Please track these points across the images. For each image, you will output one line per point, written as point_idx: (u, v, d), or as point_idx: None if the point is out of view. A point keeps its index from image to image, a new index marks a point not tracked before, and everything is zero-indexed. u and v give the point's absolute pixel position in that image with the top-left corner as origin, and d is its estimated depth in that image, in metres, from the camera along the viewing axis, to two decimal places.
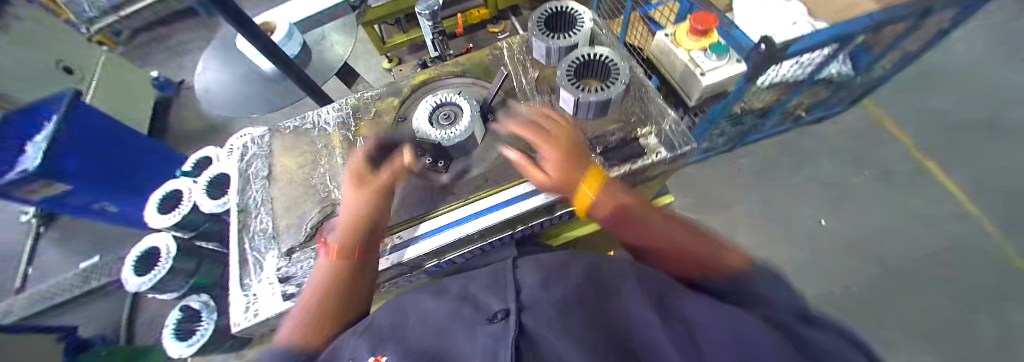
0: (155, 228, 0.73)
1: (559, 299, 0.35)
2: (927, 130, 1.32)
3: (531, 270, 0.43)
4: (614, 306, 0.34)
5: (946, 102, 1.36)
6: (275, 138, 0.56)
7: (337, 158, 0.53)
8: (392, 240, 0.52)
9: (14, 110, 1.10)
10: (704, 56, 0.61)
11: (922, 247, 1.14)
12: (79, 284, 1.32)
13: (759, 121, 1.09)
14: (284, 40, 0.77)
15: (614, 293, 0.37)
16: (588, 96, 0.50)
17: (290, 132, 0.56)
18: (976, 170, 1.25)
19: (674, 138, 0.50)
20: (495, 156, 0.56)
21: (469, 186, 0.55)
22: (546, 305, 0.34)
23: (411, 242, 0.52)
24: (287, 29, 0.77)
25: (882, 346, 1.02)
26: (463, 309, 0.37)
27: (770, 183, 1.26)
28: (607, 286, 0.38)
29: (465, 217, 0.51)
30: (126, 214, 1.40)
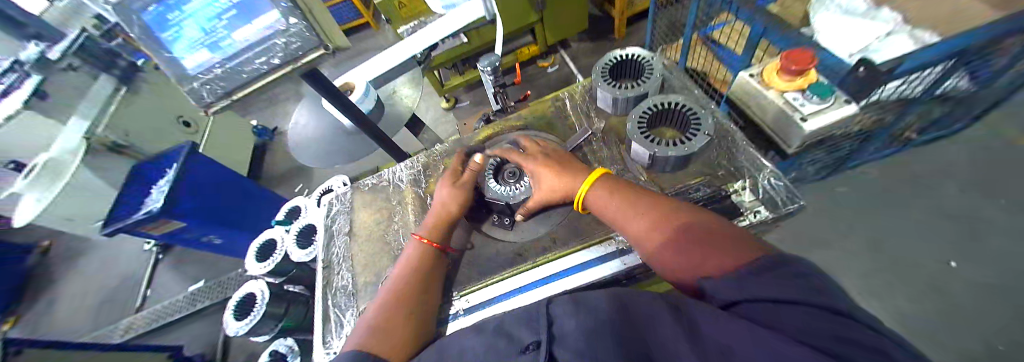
0: (254, 275, 0.81)
1: (589, 327, 0.30)
2: None
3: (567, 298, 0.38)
4: (649, 332, 0.29)
5: None
6: (356, 195, 0.61)
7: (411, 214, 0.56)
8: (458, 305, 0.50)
9: (150, 161, 1.42)
10: (803, 98, 0.57)
11: None
12: (189, 305, 1.56)
13: (858, 147, 0.93)
14: (361, 99, 0.82)
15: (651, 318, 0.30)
16: (664, 152, 0.46)
17: (368, 189, 0.61)
18: None
19: (776, 195, 0.45)
20: (562, 215, 0.56)
21: (534, 246, 0.54)
22: (578, 336, 0.30)
23: (479, 307, 0.49)
24: (365, 88, 0.82)
25: None
26: (497, 340, 0.33)
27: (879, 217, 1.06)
28: (644, 308, 0.32)
29: (537, 281, 0.49)
30: (227, 245, 1.61)
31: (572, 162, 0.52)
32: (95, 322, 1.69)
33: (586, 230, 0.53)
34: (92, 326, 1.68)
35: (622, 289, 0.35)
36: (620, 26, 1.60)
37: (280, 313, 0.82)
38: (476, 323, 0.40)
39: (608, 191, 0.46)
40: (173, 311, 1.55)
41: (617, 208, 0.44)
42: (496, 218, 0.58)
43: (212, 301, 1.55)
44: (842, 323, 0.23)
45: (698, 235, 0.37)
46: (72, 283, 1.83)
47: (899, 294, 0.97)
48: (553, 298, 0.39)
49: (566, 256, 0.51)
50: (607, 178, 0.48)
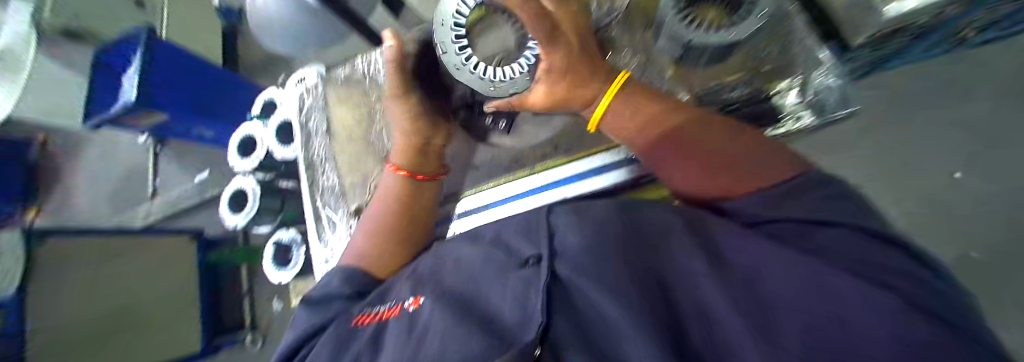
0: (241, 171, 0.82)
1: (589, 243, 0.29)
2: None
3: (566, 211, 0.36)
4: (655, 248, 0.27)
5: None
6: (329, 89, 0.55)
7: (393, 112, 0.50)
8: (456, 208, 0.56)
9: (107, 46, 1.23)
10: None
11: None
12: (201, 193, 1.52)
13: None
14: None
15: (658, 233, 0.28)
16: (704, 39, 0.37)
17: (343, 82, 0.54)
18: None
19: (828, 98, 0.39)
20: (559, 123, 0.51)
21: (537, 152, 0.53)
22: (578, 252, 0.28)
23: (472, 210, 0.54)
24: None
25: None
26: (494, 255, 0.33)
27: (963, 96, 0.67)
28: (648, 222, 0.30)
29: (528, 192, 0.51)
30: (222, 137, 1.53)
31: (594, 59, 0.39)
32: (118, 208, 1.79)
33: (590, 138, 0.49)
34: (116, 212, 1.79)
35: (624, 205, 0.33)
36: None
37: (275, 209, 0.84)
38: (474, 231, 0.41)
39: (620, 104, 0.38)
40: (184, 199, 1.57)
41: (639, 127, 0.38)
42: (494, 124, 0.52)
43: None
44: (880, 248, 0.21)
45: (742, 149, 0.31)
46: (84, 170, 1.87)
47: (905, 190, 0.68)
48: (552, 209, 0.39)
49: (560, 167, 0.49)
50: (629, 86, 0.39)
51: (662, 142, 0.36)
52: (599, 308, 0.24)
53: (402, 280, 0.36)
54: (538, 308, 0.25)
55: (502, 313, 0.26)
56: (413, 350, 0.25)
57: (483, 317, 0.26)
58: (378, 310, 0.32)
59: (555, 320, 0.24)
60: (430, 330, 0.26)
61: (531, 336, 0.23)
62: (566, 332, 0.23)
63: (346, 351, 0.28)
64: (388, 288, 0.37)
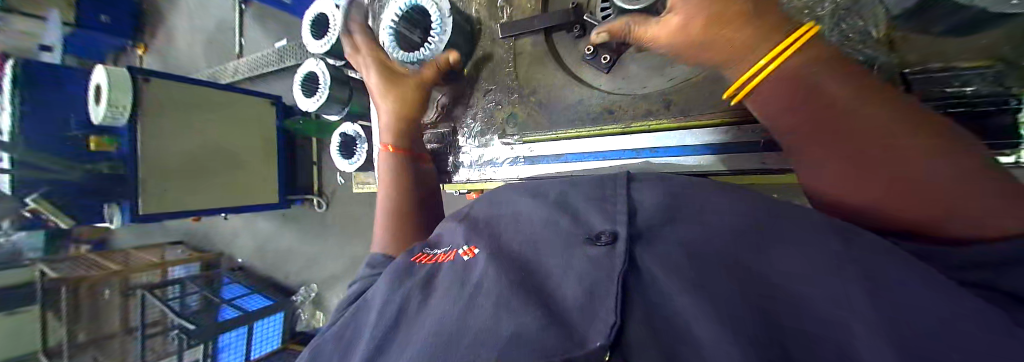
0: (314, 53, 0.80)
1: (689, 241, 0.23)
2: None
3: (652, 186, 0.30)
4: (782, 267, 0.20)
5: None
6: None
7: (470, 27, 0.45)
8: (525, 150, 0.54)
9: None
10: None
11: None
12: (278, 61, 1.60)
13: None
14: None
15: (790, 247, 0.21)
16: (1002, 9, 0.29)
17: None
18: None
19: None
20: (674, 80, 0.44)
21: (637, 103, 0.46)
22: (672, 248, 0.23)
23: (541, 160, 0.52)
24: None
25: None
26: (558, 219, 0.29)
27: None
28: (779, 230, 0.23)
29: (612, 152, 0.47)
30: (298, 8, 1.52)
31: (762, 21, 0.31)
32: (210, 61, 1.94)
33: (707, 103, 0.41)
34: (209, 65, 1.94)
35: (736, 197, 0.26)
36: None
37: (343, 99, 0.83)
38: (535, 183, 0.37)
39: (795, 86, 0.29)
40: (266, 63, 1.65)
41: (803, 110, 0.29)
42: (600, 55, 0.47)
43: (297, 63, 1.56)
44: None
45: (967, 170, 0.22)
46: (183, 19, 2.02)
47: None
48: (635, 177, 0.33)
49: (661, 133, 0.44)
50: (807, 54, 0.29)
51: (830, 135, 0.28)
52: (688, 319, 0.19)
53: (452, 225, 0.36)
54: (611, 302, 0.21)
55: (565, 295, 0.23)
56: (463, 309, 0.23)
57: (539, 293, 0.23)
58: (435, 253, 0.33)
59: (632, 327, 0.19)
60: (483, 290, 0.24)
61: (603, 338, 0.19)
62: (642, 337, 0.19)
63: (401, 285, 0.29)
64: (439, 236, 0.36)
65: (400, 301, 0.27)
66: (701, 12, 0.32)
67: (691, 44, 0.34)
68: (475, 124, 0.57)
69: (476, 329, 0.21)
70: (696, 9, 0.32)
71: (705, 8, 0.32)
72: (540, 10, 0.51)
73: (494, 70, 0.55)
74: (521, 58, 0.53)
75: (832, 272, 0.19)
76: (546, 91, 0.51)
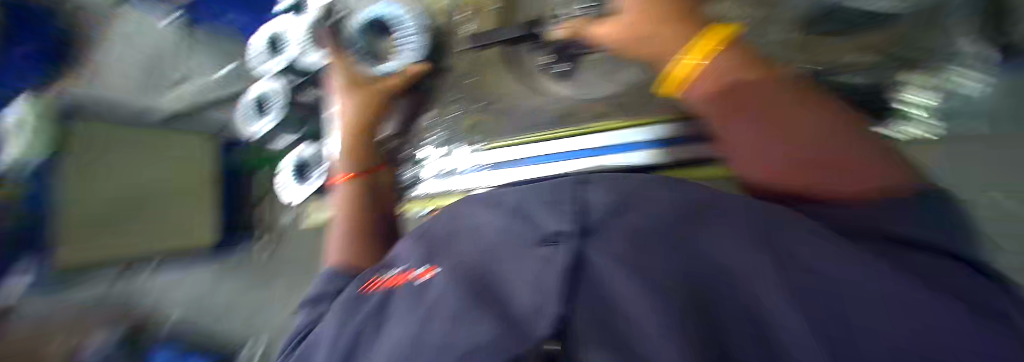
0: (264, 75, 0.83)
1: (637, 231, 0.22)
2: None
3: (604, 183, 0.29)
4: (723, 248, 0.20)
5: None
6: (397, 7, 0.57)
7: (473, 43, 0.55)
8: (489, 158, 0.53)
9: None
10: None
11: None
12: None
13: None
14: None
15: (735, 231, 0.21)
16: None
17: None
18: None
19: None
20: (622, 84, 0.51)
21: (590, 107, 0.53)
22: (623, 241, 0.21)
23: (504, 165, 0.51)
24: None
25: None
26: (510, 224, 0.27)
27: None
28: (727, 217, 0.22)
29: (574, 153, 0.48)
30: None
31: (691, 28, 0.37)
32: None
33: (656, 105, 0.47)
34: None
35: (682, 191, 0.26)
36: None
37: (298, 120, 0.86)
38: (495, 191, 0.35)
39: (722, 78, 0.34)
40: None
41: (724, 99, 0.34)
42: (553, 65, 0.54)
43: None
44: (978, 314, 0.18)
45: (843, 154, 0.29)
46: None
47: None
48: (588, 178, 0.31)
49: (620, 132, 0.46)
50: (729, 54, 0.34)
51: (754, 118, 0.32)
52: (631, 309, 0.18)
53: (409, 243, 0.34)
54: (555, 302, 0.19)
55: (511, 300, 0.21)
56: (419, 327, 0.22)
57: (492, 300, 0.21)
58: (389, 276, 0.31)
59: (580, 317, 0.18)
60: (438, 307, 0.22)
61: (548, 329, 0.18)
62: (584, 333, 0.17)
63: (352, 319, 0.28)
64: (393, 258, 0.35)
65: (355, 333, 0.26)
66: (643, 17, 0.38)
67: (634, 40, 0.40)
68: (440, 133, 0.61)
69: (429, 347, 0.20)
70: (640, 13, 0.39)
71: (647, 14, 0.38)
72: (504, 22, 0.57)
73: (456, 81, 0.62)
74: (487, 69, 0.60)
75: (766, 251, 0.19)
76: (509, 100, 0.59)
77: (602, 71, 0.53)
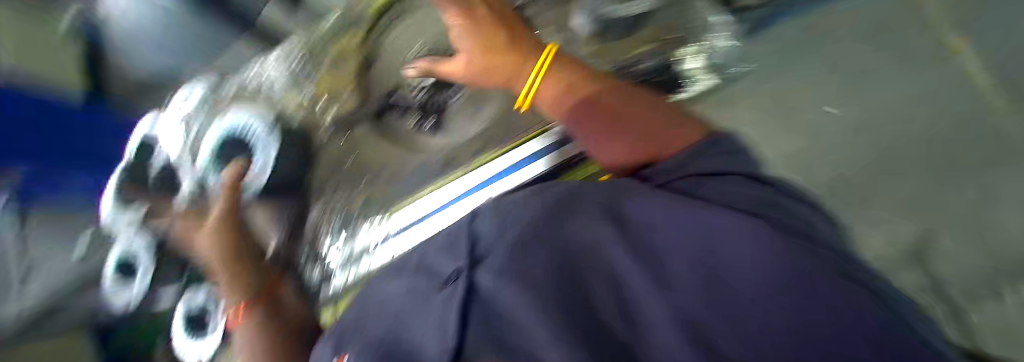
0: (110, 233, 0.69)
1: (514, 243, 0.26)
2: None
3: (492, 216, 0.33)
4: (579, 235, 0.25)
5: None
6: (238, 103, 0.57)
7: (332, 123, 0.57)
8: (397, 223, 0.54)
9: None
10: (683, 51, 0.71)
11: None
12: None
13: None
14: None
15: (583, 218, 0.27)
16: None
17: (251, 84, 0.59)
18: None
19: None
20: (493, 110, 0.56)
21: (466, 147, 0.56)
22: (502, 256, 0.25)
23: (413, 224, 0.53)
24: None
25: None
26: (419, 285, 0.29)
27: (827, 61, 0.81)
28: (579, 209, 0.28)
29: (470, 190, 0.52)
30: None
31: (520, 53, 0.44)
32: None
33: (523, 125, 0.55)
34: None
35: (548, 198, 0.32)
36: None
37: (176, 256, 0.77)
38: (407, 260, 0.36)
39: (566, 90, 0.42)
40: None
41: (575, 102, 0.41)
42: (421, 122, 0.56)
43: None
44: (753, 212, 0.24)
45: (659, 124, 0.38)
46: None
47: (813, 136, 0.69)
48: (477, 210, 0.36)
49: (501, 159, 0.53)
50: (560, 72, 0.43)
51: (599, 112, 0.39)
52: (513, 309, 0.20)
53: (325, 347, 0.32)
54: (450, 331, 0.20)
55: (420, 348, 0.22)
56: None
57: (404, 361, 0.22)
58: None
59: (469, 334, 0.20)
60: None
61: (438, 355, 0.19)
62: (475, 346, 0.19)
63: None
64: None
65: None
66: (481, 53, 0.45)
67: (482, 72, 0.46)
68: (335, 221, 0.58)
69: None
70: (476, 52, 0.45)
71: (481, 51, 0.45)
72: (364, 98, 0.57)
73: (329, 172, 0.59)
74: (363, 149, 0.58)
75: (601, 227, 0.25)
76: (392, 167, 0.58)
77: (470, 111, 0.57)
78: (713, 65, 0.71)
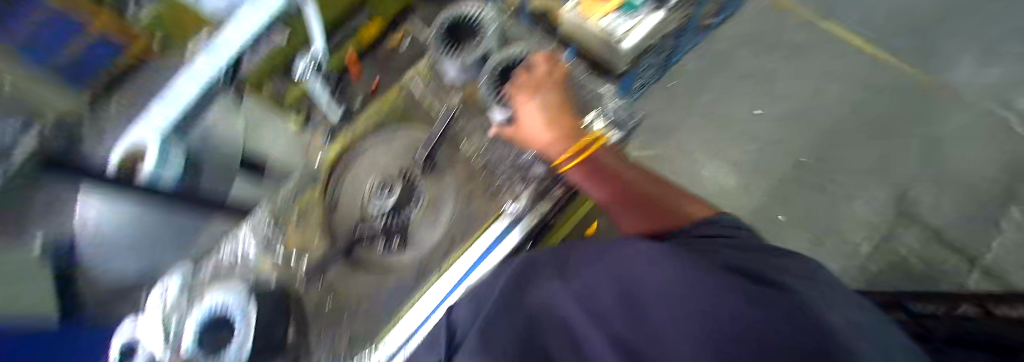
0: None
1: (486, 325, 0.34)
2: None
3: (465, 302, 0.42)
4: (532, 298, 0.33)
5: None
6: (280, 241, 0.60)
7: (323, 268, 0.60)
8: (388, 343, 0.57)
9: None
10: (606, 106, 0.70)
11: (841, 99, 1.42)
12: None
13: (676, 44, 1.18)
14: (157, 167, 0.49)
15: (534, 283, 0.35)
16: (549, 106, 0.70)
17: (222, 262, 0.58)
18: (865, 9, 1.45)
19: (618, 115, 0.69)
20: (452, 209, 0.63)
21: (437, 250, 0.62)
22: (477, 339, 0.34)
23: (407, 336, 0.57)
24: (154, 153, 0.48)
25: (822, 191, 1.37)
26: None
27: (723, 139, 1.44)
28: (530, 275, 0.36)
29: (452, 284, 0.59)
30: None
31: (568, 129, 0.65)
32: None
33: (479, 215, 0.63)
34: None
35: (505, 271, 0.40)
36: None
37: None
38: None
39: (603, 167, 0.59)
40: None
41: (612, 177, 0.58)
42: (389, 241, 0.61)
43: None
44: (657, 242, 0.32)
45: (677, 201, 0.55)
46: None
47: (758, 173, 1.42)
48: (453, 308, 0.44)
49: (470, 249, 0.60)
50: (602, 153, 0.62)
51: (631, 188, 0.57)
52: None
53: None
54: None
55: None
56: None
57: None
58: None
59: None
60: None
61: None
62: None
63: None
64: None
65: None
66: (542, 127, 0.64)
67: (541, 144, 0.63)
68: None
69: None
70: (541, 129, 0.64)
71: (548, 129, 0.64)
72: (331, 241, 0.61)
73: (313, 317, 0.59)
74: (337, 285, 0.60)
75: (548, 289, 0.32)
76: (372, 288, 0.61)
77: (431, 219, 0.63)
78: (615, 123, 0.69)
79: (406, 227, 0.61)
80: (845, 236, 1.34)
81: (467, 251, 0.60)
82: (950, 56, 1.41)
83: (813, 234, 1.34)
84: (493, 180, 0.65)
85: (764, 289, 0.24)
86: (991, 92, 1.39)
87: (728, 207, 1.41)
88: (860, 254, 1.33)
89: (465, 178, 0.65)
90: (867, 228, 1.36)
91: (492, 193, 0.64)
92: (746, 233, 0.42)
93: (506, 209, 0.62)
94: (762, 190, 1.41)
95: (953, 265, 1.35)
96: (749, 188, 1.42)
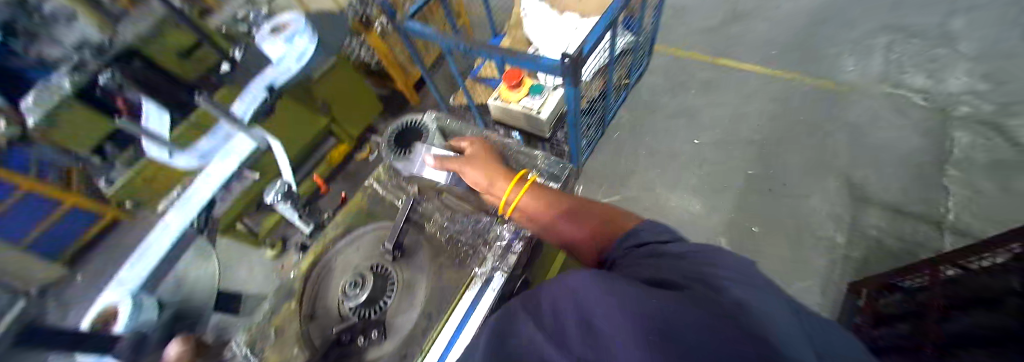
0: None
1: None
2: (713, 47, 1.88)
3: None
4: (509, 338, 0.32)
5: (702, 16, 1.98)
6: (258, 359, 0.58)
7: None
8: None
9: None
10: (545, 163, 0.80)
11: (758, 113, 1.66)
12: None
13: (604, 102, 1.41)
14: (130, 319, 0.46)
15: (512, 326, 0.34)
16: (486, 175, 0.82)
17: None
18: (741, 48, 1.85)
19: (555, 170, 0.78)
20: (425, 288, 0.64)
21: (416, 333, 0.60)
22: None
23: None
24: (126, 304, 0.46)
25: (777, 193, 1.50)
26: None
27: (674, 167, 1.61)
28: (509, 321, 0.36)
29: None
30: None
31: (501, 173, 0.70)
32: None
33: (454, 286, 0.65)
34: None
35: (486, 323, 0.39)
36: (409, 92, 1.77)
37: None
38: None
39: (539, 196, 0.64)
40: None
41: (550, 203, 0.62)
42: (363, 338, 0.58)
43: None
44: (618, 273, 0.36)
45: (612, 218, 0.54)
46: None
47: (718, 190, 1.54)
48: None
49: (451, 321, 0.60)
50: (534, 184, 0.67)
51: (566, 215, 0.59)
52: None
53: None
54: None
55: None
56: None
57: None
58: None
59: None
60: None
61: None
62: None
63: None
64: None
65: None
66: (483, 181, 0.69)
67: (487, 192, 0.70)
68: None
69: None
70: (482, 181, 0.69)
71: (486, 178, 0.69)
72: (305, 348, 0.59)
73: None
74: None
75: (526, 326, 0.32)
76: None
77: (405, 304, 0.63)
78: (552, 177, 0.77)
79: (382, 319, 0.60)
80: (815, 231, 1.41)
81: (449, 325, 0.59)
82: (823, 64, 1.74)
83: (785, 234, 1.42)
84: (462, 248, 0.69)
85: (681, 298, 0.26)
86: (871, 82, 1.67)
87: (704, 229, 1.48)
88: (839, 245, 1.37)
89: (434, 255, 0.68)
90: (833, 221, 1.41)
91: (461, 262, 0.67)
92: (678, 236, 0.41)
93: (478, 273, 0.65)
94: (729, 202, 1.50)
95: (928, 232, 1.34)
96: (715, 203, 1.51)
